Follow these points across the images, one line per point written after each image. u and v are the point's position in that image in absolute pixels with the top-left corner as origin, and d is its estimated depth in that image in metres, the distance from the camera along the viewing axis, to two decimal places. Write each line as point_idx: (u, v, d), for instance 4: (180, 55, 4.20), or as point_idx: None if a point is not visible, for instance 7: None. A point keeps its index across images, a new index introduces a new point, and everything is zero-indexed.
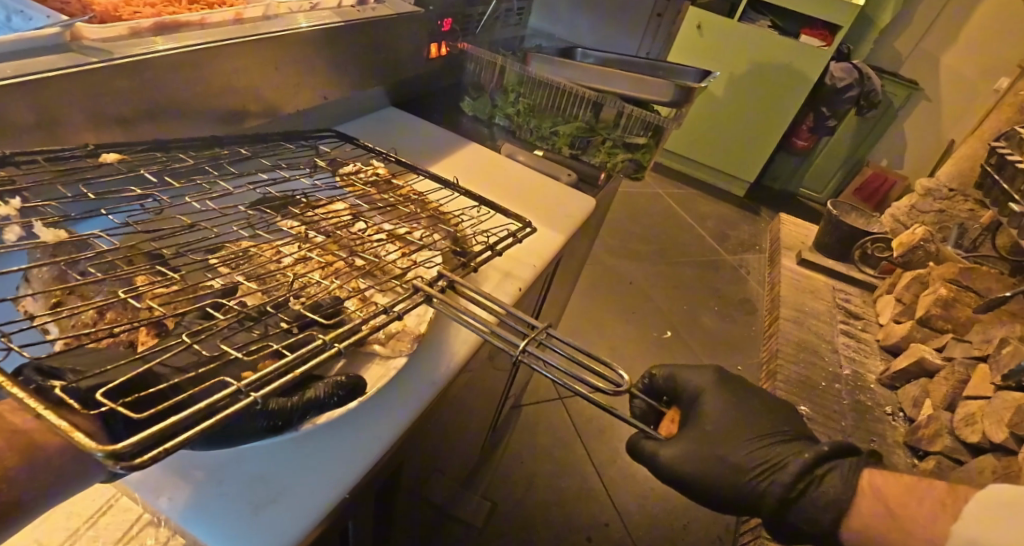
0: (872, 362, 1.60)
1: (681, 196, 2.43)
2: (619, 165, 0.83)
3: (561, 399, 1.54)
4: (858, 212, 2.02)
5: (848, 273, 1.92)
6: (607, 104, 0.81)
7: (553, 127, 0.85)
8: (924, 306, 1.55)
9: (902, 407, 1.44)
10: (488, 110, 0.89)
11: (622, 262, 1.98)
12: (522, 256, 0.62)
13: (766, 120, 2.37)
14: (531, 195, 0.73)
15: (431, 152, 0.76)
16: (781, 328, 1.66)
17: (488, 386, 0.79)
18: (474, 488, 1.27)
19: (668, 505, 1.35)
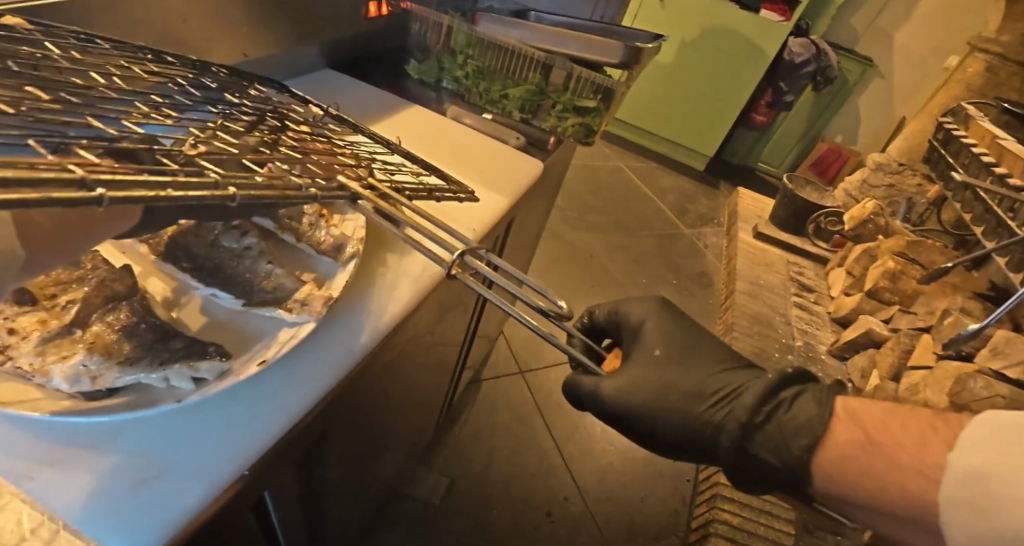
0: (823, 334, 1.65)
1: (644, 171, 2.43)
2: (570, 129, 0.81)
3: (520, 372, 1.54)
4: (813, 186, 2.06)
5: (802, 247, 1.97)
6: (556, 65, 0.78)
7: (502, 90, 0.81)
8: (873, 278, 1.60)
9: (851, 378, 1.49)
10: (435, 73, 0.83)
11: (582, 235, 1.97)
12: (462, 214, 0.59)
13: (732, 90, 2.37)
14: (480, 161, 0.70)
15: (371, 112, 0.72)
16: (735, 300, 1.69)
17: (435, 360, 0.78)
18: (432, 465, 1.27)
19: (626, 477, 1.38)
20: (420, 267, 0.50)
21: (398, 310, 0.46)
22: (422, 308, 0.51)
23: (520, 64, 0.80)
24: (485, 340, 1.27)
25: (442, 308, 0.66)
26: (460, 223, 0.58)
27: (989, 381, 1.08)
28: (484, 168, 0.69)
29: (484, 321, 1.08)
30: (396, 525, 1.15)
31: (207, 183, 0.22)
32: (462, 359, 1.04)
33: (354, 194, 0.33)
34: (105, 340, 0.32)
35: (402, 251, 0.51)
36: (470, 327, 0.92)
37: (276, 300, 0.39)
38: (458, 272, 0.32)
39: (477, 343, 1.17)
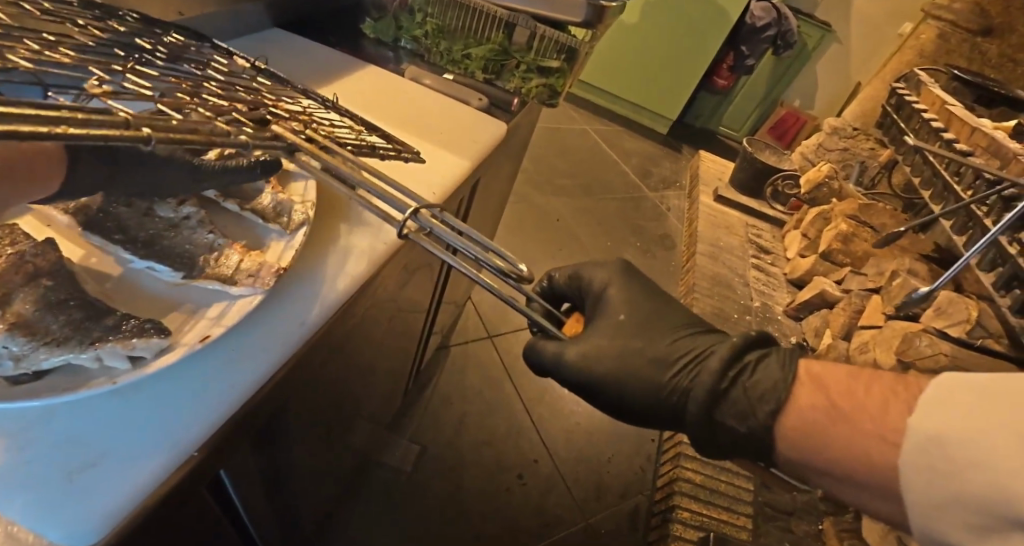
0: (779, 295, 1.74)
1: (608, 133, 2.43)
2: (534, 90, 0.78)
3: (489, 337, 1.54)
4: (772, 150, 2.15)
5: (760, 210, 2.04)
6: (519, 24, 0.73)
7: (464, 49, 0.76)
8: (827, 240, 1.65)
9: (805, 337, 1.57)
10: (392, 32, 0.78)
11: (548, 197, 1.98)
12: (417, 175, 0.56)
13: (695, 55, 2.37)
14: (441, 125, 0.67)
15: (322, 72, 0.68)
16: (697, 263, 1.75)
17: (401, 324, 0.77)
18: (402, 432, 1.27)
19: (594, 440, 1.41)
20: (375, 237, 0.48)
21: (350, 281, 0.44)
22: (380, 279, 0.49)
23: (480, 22, 0.74)
24: (452, 306, 1.26)
25: (405, 276, 0.64)
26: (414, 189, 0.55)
27: (933, 338, 1.15)
28: (441, 130, 0.65)
29: (452, 284, 1.08)
30: (369, 493, 1.16)
31: (115, 121, 0.19)
32: (430, 325, 1.04)
33: (291, 144, 0.31)
34: (25, 319, 0.29)
35: (354, 218, 0.49)
36: (435, 292, 0.91)
37: (215, 271, 0.36)
38: (410, 232, 0.31)
39: (445, 309, 1.16)
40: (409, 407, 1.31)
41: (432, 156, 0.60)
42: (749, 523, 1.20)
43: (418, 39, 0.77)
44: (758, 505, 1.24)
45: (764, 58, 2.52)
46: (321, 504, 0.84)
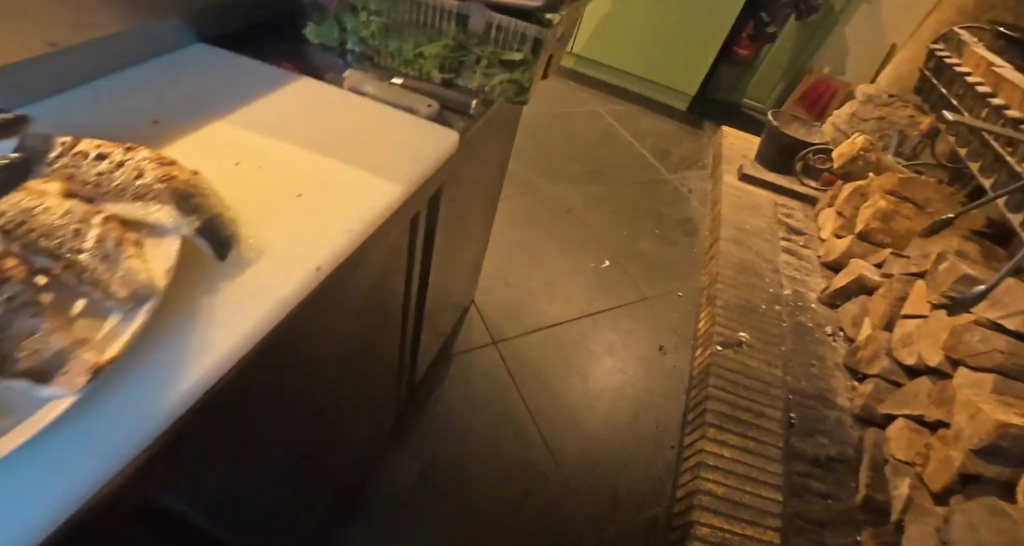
0: (813, 279, 1.75)
1: (621, 115, 2.38)
2: (497, 87, 0.70)
3: (494, 343, 1.47)
4: (799, 122, 2.12)
5: (792, 188, 2.02)
6: (473, 15, 0.63)
7: (416, 48, 0.68)
8: (864, 220, 1.67)
9: (842, 327, 1.60)
10: (334, 39, 0.70)
11: (560, 186, 2.01)
12: (329, 210, 0.48)
13: (711, 27, 2.28)
14: (367, 141, 0.56)
15: (235, 91, 0.59)
16: (721, 249, 1.77)
17: (365, 351, 0.71)
18: (402, 448, 1.23)
19: (612, 447, 1.34)
20: (264, 293, 0.41)
21: (229, 342, 0.38)
22: (276, 334, 0.42)
23: (428, 16, 0.65)
24: (451, 312, 1.22)
25: (346, 312, 0.57)
26: (325, 227, 0.46)
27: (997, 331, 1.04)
28: (376, 146, 0.55)
29: (437, 295, 1.03)
30: (362, 520, 1.11)
31: None
32: (417, 336, 1.00)
33: None
34: None
35: (239, 272, 0.42)
36: (410, 309, 0.85)
37: (26, 368, 0.30)
38: None
39: (438, 316, 1.12)
40: (407, 422, 1.26)
41: (355, 179, 0.51)
42: (777, 537, 1.12)
43: (364, 40, 0.69)
44: (785, 514, 1.15)
45: (787, 25, 2.36)
46: (312, 517, 0.83)
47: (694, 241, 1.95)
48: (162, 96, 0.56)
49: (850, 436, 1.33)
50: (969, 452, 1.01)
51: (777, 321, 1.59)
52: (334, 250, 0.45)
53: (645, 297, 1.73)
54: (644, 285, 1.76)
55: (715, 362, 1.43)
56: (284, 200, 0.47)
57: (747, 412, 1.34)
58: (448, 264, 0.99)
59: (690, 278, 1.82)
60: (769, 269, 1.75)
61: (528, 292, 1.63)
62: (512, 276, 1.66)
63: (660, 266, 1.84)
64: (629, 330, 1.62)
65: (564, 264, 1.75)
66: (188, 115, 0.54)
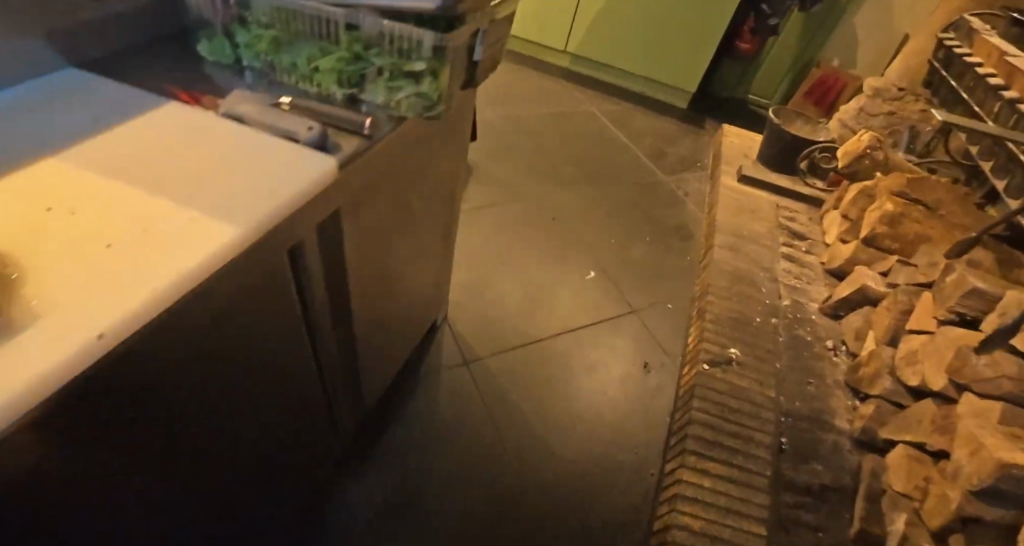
0: (816, 288, 1.63)
1: (618, 114, 2.33)
2: (405, 103, 0.64)
3: (465, 365, 1.41)
4: (803, 119, 2.00)
5: (795, 189, 1.91)
6: (365, 22, 0.59)
7: (312, 62, 0.64)
8: (870, 224, 1.55)
9: (845, 341, 1.48)
10: (232, 57, 0.68)
11: (549, 191, 1.93)
12: (146, 258, 0.44)
13: (704, 22, 2.23)
14: (214, 176, 0.52)
15: (80, 130, 0.55)
16: (715, 257, 1.68)
17: (265, 381, 0.66)
18: (362, 474, 1.18)
19: (587, 470, 1.28)
20: (39, 356, 0.36)
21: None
22: (63, 400, 0.38)
23: (320, 26, 0.61)
24: (411, 330, 1.18)
25: (206, 351, 0.53)
26: (133, 277, 0.42)
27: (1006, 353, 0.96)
28: (225, 183, 0.52)
29: (377, 316, 0.97)
30: None
31: None
32: (349, 365, 0.95)
33: None
34: None
35: (11, 335, 0.37)
36: (326, 334, 0.79)
37: None
38: None
39: (388, 339, 1.07)
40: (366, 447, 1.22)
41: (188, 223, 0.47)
42: None
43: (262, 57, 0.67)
44: None
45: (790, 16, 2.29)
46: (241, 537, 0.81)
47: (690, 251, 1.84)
48: (5, 130, 0.54)
49: (849, 462, 1.22)
50: (968, 493, 0.91)
51: (772, 336, 1.49)
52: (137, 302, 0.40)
53: (632, 310, 1.64)
54: (631, 296, 1.67)
55: (702, 384, 1.35)
56: (94, 251, 0.44)
57: (732, 437, 1.25)
58: (383, 286, 0.94)
59: (682, 289, 1.72)
60: (766, 278, 1.64)
61: (502, 306, 1.56)
62: (484, 288, 1.60)
63: (652, 273, 1.76)
64: (616, 346, 1.53)
65: (544, 279, 1.66)
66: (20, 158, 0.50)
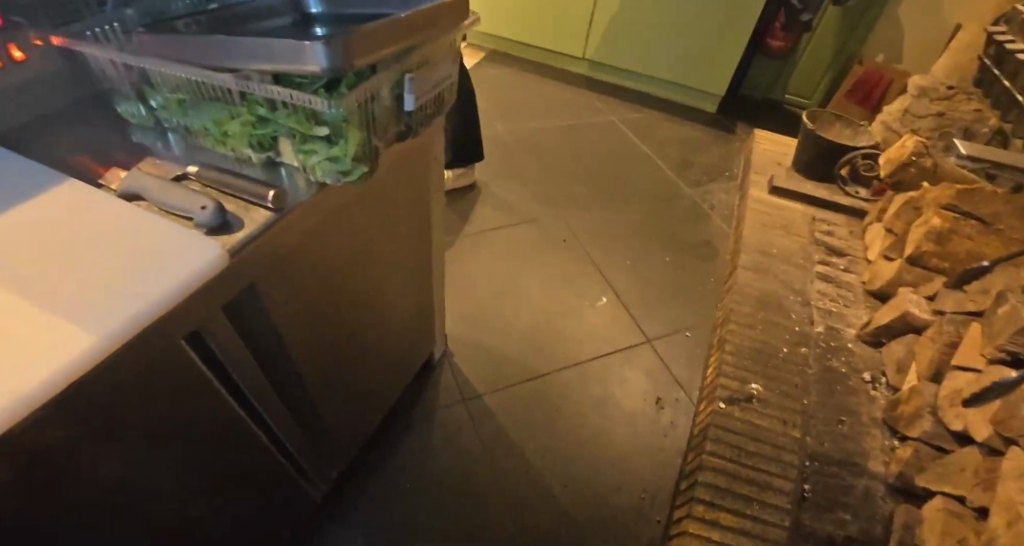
0: (854, 312, 1.51)
1: (648, 121, 2.50)
2: (314, 166, 0.90)
3: (462, 402, 1.61)
4: (843, 122, 1.87)
5: (834, 199, 1.76)
6: (263, 99, 0.86)
7: (225, 129, 0.91)
8: (915, 242, 1.41)
9: (884, 372, 1.37)
10: (151, 120, 0.98)
11: (574, 214, 2.08)
12: (34, 350, 0.58)
13: (727, 32, 2.40)
14: (111, 274, 0.68)
15: (18, 236, 0.72)
16: (740, 281, 1.60)
17: (196, 427, 0.84)
18: (382, 486, 1.43)
19: (579, 490, 1.45)
20: None
21: None
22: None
23: (230, 103, 0.89)
24: (393, 349, 1.44)
25: (115, 408, 0.68)
26: (37, 361, 0.57)
27: None
28: (119, 281, 0.67)
29: (354, 329, 1.25)
30: None
31: None
32: (291, 402, 1.15)
33: None
34: None
35: None
36: (244, 367, 0.92)
37: None
38: None
39: (359, 364, 1.30)
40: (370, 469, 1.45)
41: (90, 311, 0.63)
42: None
43: (176, 118, 0.96)
44: None
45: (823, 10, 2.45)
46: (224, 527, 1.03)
47: (712, 268, 1.92)
48: None
49: (881, 510, 1.13)
50: None
51: (800, 369, 1.40)
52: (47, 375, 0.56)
53: (646, 339, 1.75)
54: (647, 326, 1.78)
55: (718, 424, 1.30)
56: None
57: (748, 485, 1.19)
58: (338, 319, 1.16)
59: (698, 313, 1.80)
60: (797, 302, 1.55)
61: (497, 333, 1.77)
62: (489, 312, 1.81)
63: (672, 295, 1.85)
64: (627, 381, 1.66)
65: (564, 302, 1.84)
66: None
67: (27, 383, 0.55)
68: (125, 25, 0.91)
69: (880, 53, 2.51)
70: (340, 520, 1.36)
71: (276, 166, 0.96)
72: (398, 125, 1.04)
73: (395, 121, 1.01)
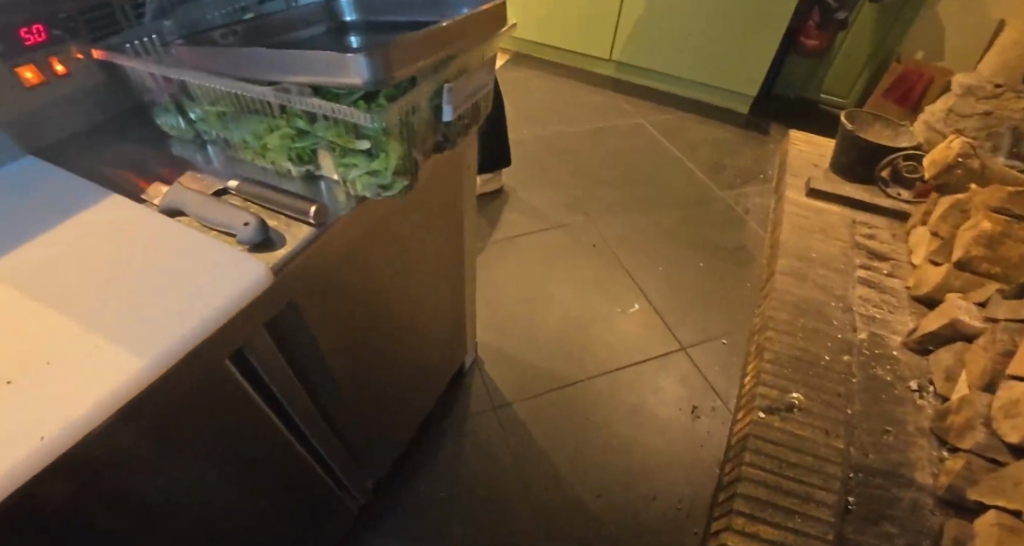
0: (898, 318, 1.46)
1: (681, 123, 2.48)
2: (356, 182, 0.89)
3: (493, 409, 1.59)
4: (883, 122, 1.84)
5: (873, 201, 1.71)
6: (303, 110, 0.84)
7: (265, 140, 0.90)
8: (964, 245, 1.38)
9: (932, 381, 1.33)
10: (190, 132, 0.96)
11: (615, 220, 2.06)
12: (85, 373, 0.59)
13: (757, 32, 2.36)
14: (156, 293, 0.68)
15: (64, 252, 0.73)
16: (778, 286, 1.56)
17: (232, 434, 0.85)
18: (412, 494, 1.42)
19: (610, 499, 1.43)
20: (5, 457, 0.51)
21: None
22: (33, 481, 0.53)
23: (271, 114, 0.87)
24: (427, 358, 1.43)
25: (149, 421, 0.69)
26: (89, 385, 0.58)
27: None
28: (165, 300, 0.68)
29: (388, 344, 1.23)
30: None
31: None
32: (335, 418, 1.14)
33: None
34: None
35: None
36: (281, 378, 0.91)
37: None
38: None
39: (395, 376, 1.30)
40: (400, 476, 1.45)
41: (141, 332, 0.64)
42: None
43: (217, 131, 0.94)
44: None
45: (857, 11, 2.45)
46: (259, 531, 1.03)
47: (749, 274, 1.89)
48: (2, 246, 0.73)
49: (929, 525, 1.09)
50: None
51: (844, 378, 1.35)
52: (99, 400, 0.57)
53: (680, 346, 1.72)
54: (681, 333, 1.75)
55: (757, 434, 1.26)
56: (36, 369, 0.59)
57: (788, 498, 1.15)
58: (352, 322, 1.05)
59: (734, 319, 1.78)
60: (838, 308, 1.50)
61: (528, 339, 1.75)
62: (517, 317, 1.79)
63: (706, 301, 1.82)
64: (661, 389, 1.63)
65: (582, 310, 1.81)
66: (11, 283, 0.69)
67: (79, 407, 0.56)
68: (165, 35, 0.88)
69: (918, 51, 2.48)
70: (375, 527, 1.36)
71: (315, 180, 0.95)
72: (434, 136, 1.01)
73: (432, 132, 0.99)
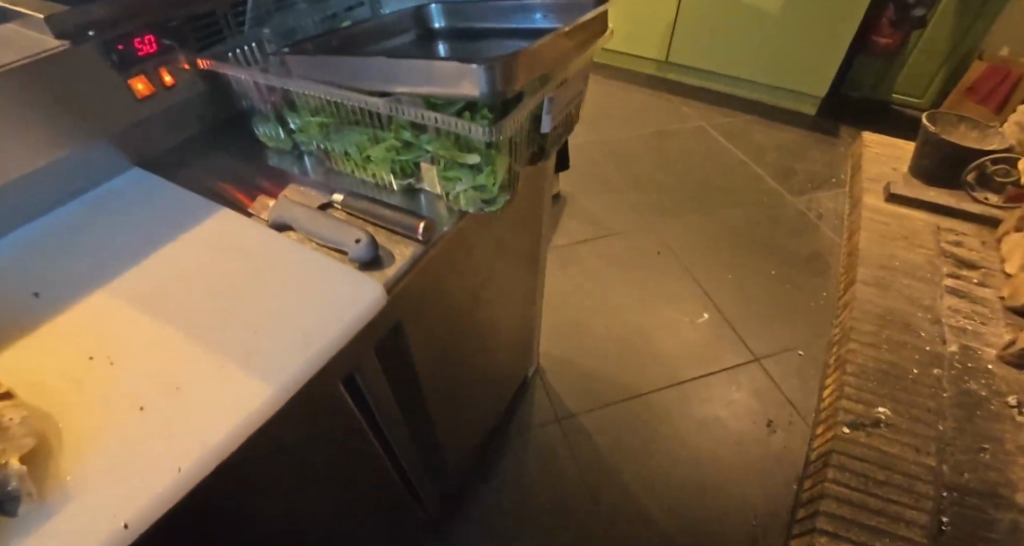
0: (992, 328, 1.39)
1: (743, 124, 2.42)
2: (459, 196, 0.86)
3: (558, 421, 1.55)
4: (970, 123, 1.77)
5: (959, 207, 1.66)
6: (412, 122, 0.79)
7: (367, 152, 0.86)
8: None
9: None
10: (288, 143, 0.93)
11: (657, 223, 2.02)
12: (213, 402, 0.55)
13: (819, 32, 2.30)
14: (276, 316, 0.64)
15: (180, 270, 0.70)
16: (858, 296, 1.50)
17: (334, 453, 0.82)
18: (475, 504, 1.39)
19: (681, 514, 1.39)
20: (138, 491, 0.47)
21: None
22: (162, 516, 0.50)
23: (376, 126, 0.83)
24: (499, 369, 1.41)
25: (264, 445, 0.66)
26: (218, 415, 0.54)
27: None
28: (285, 323, 0.63)
29: (467, 357, 1.20)
30: None
31: None
32: (418, 431, 1.12)
33: None
34: None
35: (106, 474, 0.49)
36: (382, 394, 0.89)
37: None
38: None
39: (472, 388, 1.27)
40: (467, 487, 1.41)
41: (266, 357, 0.59)
42: None
43: (315, 141, 0.90)
44: None
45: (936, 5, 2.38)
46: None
47: (824, 284, 1.83)
48: (114, 265, 0.70)
49: None
50: None
51: (932, 390, 1.29)
52: (232, 427, 0.53)
53: (754, 357, 1.66)
54: (755, 343, 1.69)
55: (841, 451, 1.20)
56: (167, 394, 0.56)
57: (875, 516, 1.10)
58: (446, 331, 1.04)
59: (809, 331, 1.71)
60: (926, 319, 1.43)
61: (594, 348, 1.71)
62: (581, 325, 1.76)
63: (780, 312, 1.76)
64: (733, 401, 1.58)
65: (655, 320, 1.76)
66: (129, 301, 0.66)
67: (211, 437, 0.52)
68: (264, 45, 0.85)
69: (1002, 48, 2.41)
70: (444, 536, 1.34)
71: (415, 193, 0.91)
72: (529, 148, 0.96)
73: (530, 143, 0.95)
